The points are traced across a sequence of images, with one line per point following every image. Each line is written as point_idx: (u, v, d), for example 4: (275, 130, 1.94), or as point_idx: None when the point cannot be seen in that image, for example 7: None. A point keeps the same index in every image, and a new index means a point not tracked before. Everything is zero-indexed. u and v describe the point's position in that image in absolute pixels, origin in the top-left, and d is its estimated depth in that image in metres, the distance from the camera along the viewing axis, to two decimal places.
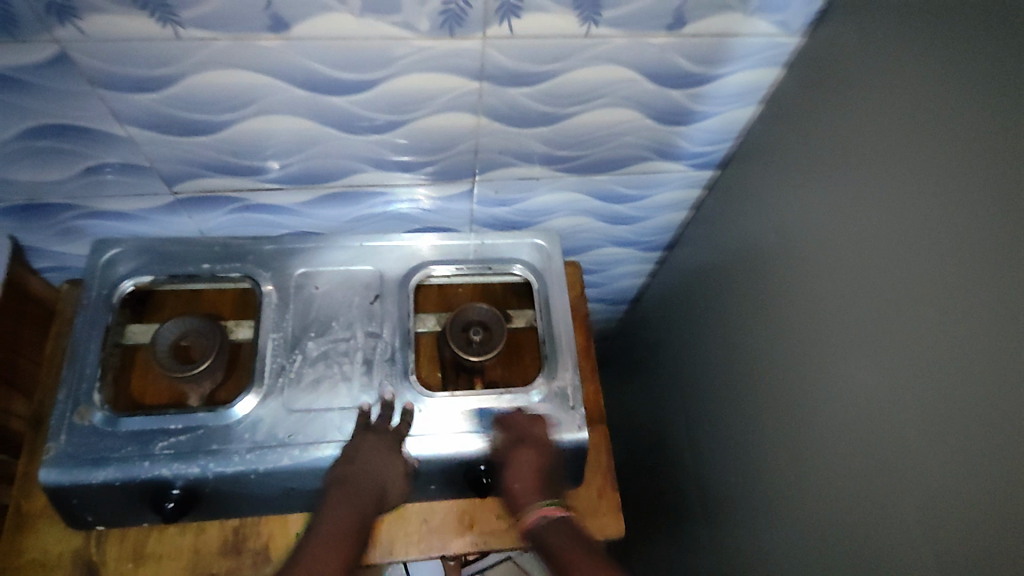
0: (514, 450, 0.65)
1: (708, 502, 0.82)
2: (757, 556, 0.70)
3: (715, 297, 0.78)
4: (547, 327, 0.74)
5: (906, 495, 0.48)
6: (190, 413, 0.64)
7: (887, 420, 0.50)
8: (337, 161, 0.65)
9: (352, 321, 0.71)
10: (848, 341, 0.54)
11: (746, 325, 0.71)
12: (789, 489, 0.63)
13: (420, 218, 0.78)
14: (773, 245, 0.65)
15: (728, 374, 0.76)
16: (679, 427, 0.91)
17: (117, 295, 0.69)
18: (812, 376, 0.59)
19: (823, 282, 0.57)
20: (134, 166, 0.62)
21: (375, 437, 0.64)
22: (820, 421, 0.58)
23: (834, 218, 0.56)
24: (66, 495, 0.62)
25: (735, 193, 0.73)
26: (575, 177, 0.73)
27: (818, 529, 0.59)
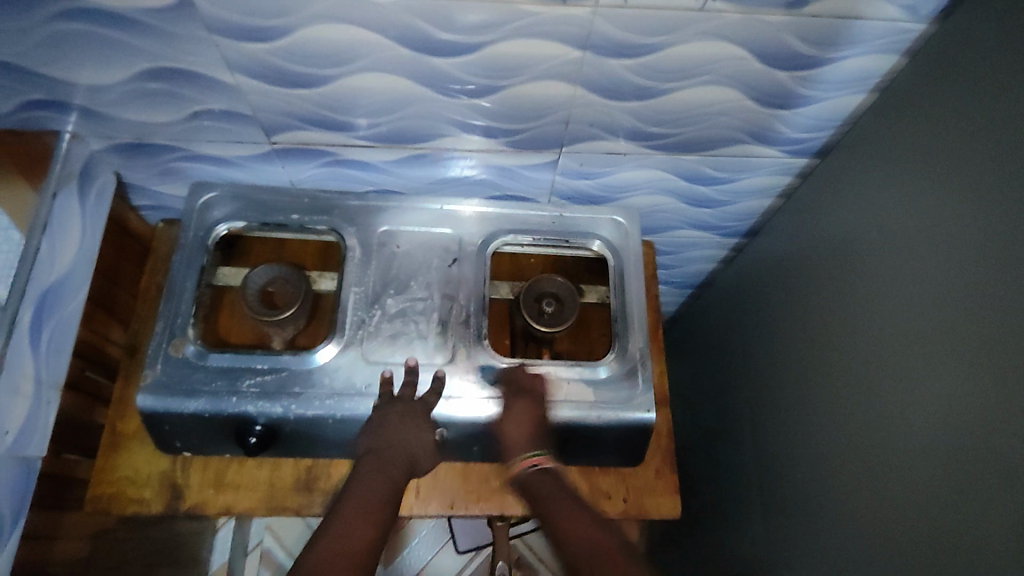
0: (512, 400, 0.66)
1: (748, 491, 0.83)
2: (792, 547, 0.71)
3: (783, 288, 0.78)
4: (619, 304, 0.74)
5: (950, 497, 0.49)
6: (276, 355, 0.68)
7: (948, 436, 0.50)
8: (429, 123, 0.66)
9: (430, 282, 0.72)
10: (909, 359, 0.54)
11: (806, 330, 0.71)
12: (826, 495, 0.65)
13: (502, 185, 0.78)
14: (846, 253, 0.65)
15: (780, 377, 0.76)
16: (727, 420, 0.91)
17: (212, 238, 0.73)
18: (864, 389, 0.60)
19: (891, 297, 0.57)
20: (238, 114, 0.64)
21: (399, 408, 0.65)
22: (874, 430, 0.58)
23: (914, 234, 0.55)
24: (159, 420, 0.66)
25: (817, 194, 0.72)
26: (663, 156, 0.72)
27: (848, 541, 0.61)
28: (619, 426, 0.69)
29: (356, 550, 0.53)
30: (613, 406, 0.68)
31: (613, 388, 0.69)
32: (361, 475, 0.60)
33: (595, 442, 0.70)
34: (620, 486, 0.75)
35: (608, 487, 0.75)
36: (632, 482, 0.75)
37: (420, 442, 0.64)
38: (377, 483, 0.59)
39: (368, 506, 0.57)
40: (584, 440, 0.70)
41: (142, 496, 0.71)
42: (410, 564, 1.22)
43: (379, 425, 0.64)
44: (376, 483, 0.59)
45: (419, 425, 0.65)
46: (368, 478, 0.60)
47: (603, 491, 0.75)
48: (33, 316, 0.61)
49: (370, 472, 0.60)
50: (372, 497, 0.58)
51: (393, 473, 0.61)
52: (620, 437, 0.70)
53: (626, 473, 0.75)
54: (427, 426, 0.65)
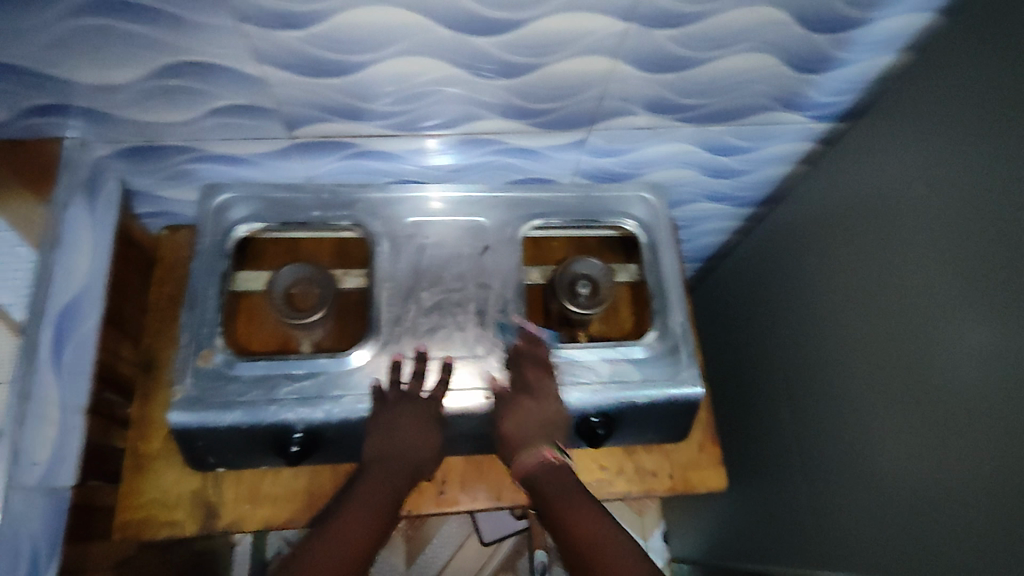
0: (517, 397, 0.63)
1: (787, 454, 0.85)
2: (839, 503, 0.73)
3: (810, 252, 0.79)
4: (656, 280, 0.73)
5: (1007, 440, 0.50)
6: (312, 359, 0.65)
7: (1000, 383, 0.51)
8: (458, 107, 0.63)
9: (464, 272, 0.70)
10: (952, 318, 0.56)
11: (836, 298, 0.73)
12: (872, 456, 0.67)
13: (526, 168, 0.76)
14: (877, 219, 0.66)
15: (813, 346, 0.78)
16: (760, 386, 0.93)
17: (229, 241, 0.69)
18: (905, 350, 0.62)
19: (929, 261, 0.59)
20: (258, 108, 0.60)
21: (410, 411, 0.61)
22: (920, 381, 0.60)
23: (949, 196, 0.57)
24: (193, 437, 0.63)
25: (841, 162, 0.73)
26: (691, 129, 0.71)
27: (899, 500, 0.63)
28: (668, 403, 0.68)
29: (347, 557, 0.53)
30: (661, 384, 0.68)
31: (659, 364, 0.69)
32: (364, 479, 0.58)
33: (644, 421, 0.70)
34: (664, 463, 0.75)
35: (653, 466, 0.74)
36: (677, 459, 0.75)
37: (428, 447, 0.61)
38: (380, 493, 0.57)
39: (368, 515, 0.56)
40: (633, 419, 0.69)
41: (174, 518, 0.68)
42: (433, 561, 1.20)
43: (389, 427, 0.61)
44: (380, 493, 0.57)
45: (429, 430, 0.62)
46: (371, 487, 0.57)
47: (649, 470, 0.74)
48: (54, 336, 0.59)
49: (376, 480, 0.58)
50: (373, 508, 0.56)
51: (397, 481, 0.59)
52: (668, 415, 0.70)
53: (669, 450, 0.75)
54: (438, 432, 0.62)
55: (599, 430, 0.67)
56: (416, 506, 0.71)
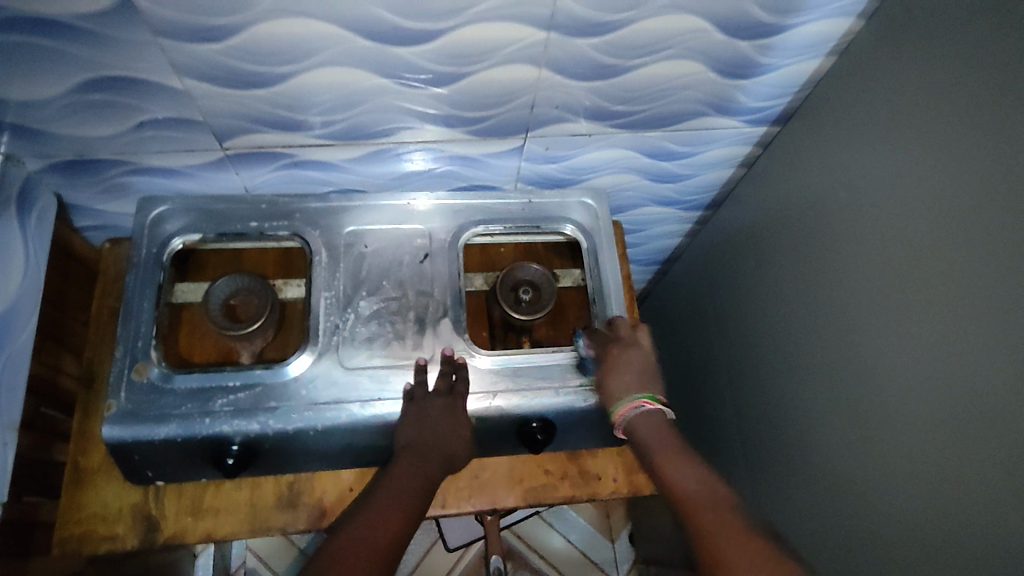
0: (606, 347, 0.68)
1: (745, 453, 0.86)
2: (795, 502, 0.74)
3: (756, 255, 0.80)
4: (597, 285, 0.74)
5: (943, 443, 0.52)
6: (247, 370, 0.65)
7: (933, 388, 0.53)
8: (390, 116, 0.64)
9: (403, 280, 0.70)
10: (906, 312, 0.55)
11: (794, 297, 0.72)
12: (834, 455, 0.66)
13: (467, 175, 0.76)
14: (827, 217, 0.65)
15: (774, 345, 0.77)
16: (716, 386, 0.94)
17: (165, 254, 0.69)
18: (860, 349, 0.61)
19: (880, 257, 0.58)
20: (186, 120, 0.60)
21: (440, 402, 0.64)
22: (865, 387, 0.61)
23: (894, 190, 0.56)
24: (129, 451, 0.62)
25: (786, 162, 0.73)
26: (628, 134, 0.72)
27: (866, 498, 0.62)
28: (608, 407, 0.69)
29: (379, 539, 0.53)
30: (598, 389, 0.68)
31: (598, 369, 0.69)
32: (399, 466, 0.60)
33: (585, 425, 0.70)
34: (609, 466, 0.75)
35: (598, 469, 0.75)
36: (622, 462, 0.75)
37: (456, 434, 0.64)
38: (416, 477, 0.60)
39: (405, 496, 0.58)
40: (573, 424, 0.70)
41: (113, 532, 0.67)
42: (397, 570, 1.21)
43: (419, 417, 0.63)
44: (415, 476, 0.60)
45: (458, 422, 0.64)
46: (404, 472, 0.60)
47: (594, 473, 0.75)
48: None
49: (410, 464, 0.61)
50: (410, 489, 0.59)
51: (429, 468, 0.61)
52: (608, 418, 0.70)
53: (614, 453, 0.76)
54: (467, 421, 0.65)
55: (539, 438, 0.66)
56: None
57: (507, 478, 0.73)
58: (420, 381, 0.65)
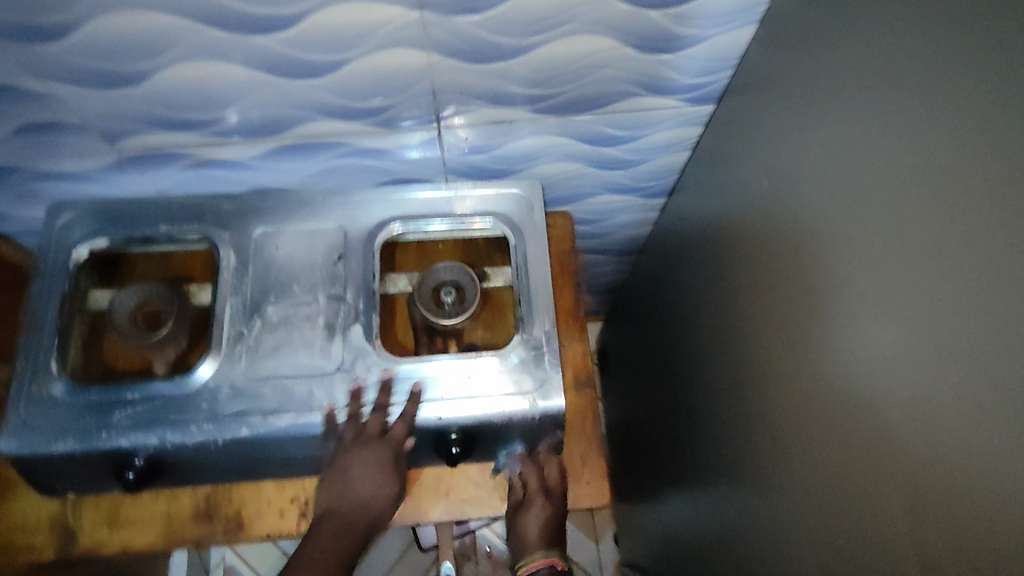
0: (535, 495, 0.66)
1: (705, 465, 0.79)
2: (741, 530, 0.65)
3: (705, 247, 0.71)
4: (523, 286, 0.68)
5: (866, 476, 0.42)
6: (148, 383, 0.62)
7: (858, 407, 0.43)
8: (279, 111, 0.59)
9: (314, 284, 0.66)
10: (866, 293, 0.42)
11: (750, 275, 0.59)
12: (771, 479, 0.57)
13: (390, 169, 0.72)
14: (786, 175, 0.52)
15: (735, 333, 0.65)
16: (684, 385, 0.86)
17: (72, 261, 0.67)
18: (792, 357, 0.52)
19: (838, 222, 0.45)
20: (66, 124, 0.58)
21: (371, 454, 0.62)
22: (797, 402, 0.52)
23: (860, 135, 0.43)
24: (30, 465, 0.61)
25: (743, 114, 0.61)
26: (554, 118, 0.66)
27: (816, 524, 0.49)
28: (532, 418, 0.63)
29: None
30: (517, 400, 0.63)
31: (521, 378, 0.64)
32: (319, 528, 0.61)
33: (506, 439, 0.66)
34: None
35: None
36: None
37: (375, 497, 0.63)
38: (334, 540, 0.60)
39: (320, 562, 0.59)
40: (493, 438, 0.65)
41: (31, 543, 0.66)
42: None
43: (344, 473, 0.63)
44: (331, 542, 0.60)
45: (389, 477, 0.64)
46: (321, 537, 0.60)
47: None
48: None
49: (329, 527, 0.61)
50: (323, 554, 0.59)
51: (349, 529, 0.61)
52: (530, 430, 0.65)
53: None
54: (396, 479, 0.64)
55: (456, 449, 0.64)
56: (279, 528, 0.67)
57: (433, 490, 0.69)
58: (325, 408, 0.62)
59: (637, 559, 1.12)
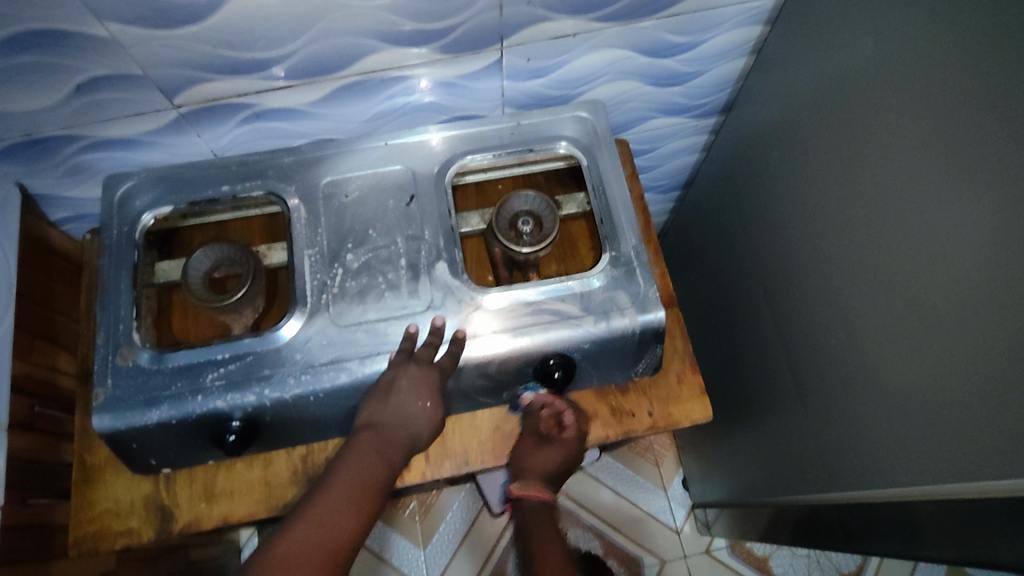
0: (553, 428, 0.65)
1: (783, 380, 0.79)
2: (835, 424, 0.69)
3: (767, 166, 0.76)
4: (602, 205, 0.66)
5: (944, 329, 0.51)
6: (237, 341, 0.60)
7: (932, 274, 0.51)
8: (344, 43, 0.58)
9: (390, 227, 0.65)
10: (972, 184, 0.47)
11: (843, 192, 0.62)
12: (850, 365, 0.64)
13: (448, 106, 0.70)
14: (885, 86, 0.55)
15: (818, 256, 0.68)
16: (751, 306, 0.85)
17: (138, 231, 0.65)
18: (862, 251, 0.60)
19: (959, 115, 0.48)
20: (126, 76, 0.56)
21: (415, 370, 0.58)
22: (869, 288, 0.60)
23: (958, 43, 0.48)
24: (125, 440, 0.58)
25: (827, 19, 0.62)
26: (616, 29, 0.64)
27: (927, 406, 0.54)
28: (633, 335, 0.61)
29: (333, 545, 0.50)
30: (614, 316, 0.61)
31: (616, 295, 0.62)
32: (355, 450, 0.57)
33: (603, 360, 0.64)
34: (644, 400, 0.68)
35: (632, 405, 0.68)
36: (655, 395, 0.68)
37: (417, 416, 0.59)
38: (373, 461, 0.57)
39: (357, 484, 0.55)
40: (591, 361, 0.63)
41: (129, 526, 0.64)
42: (445, 539, 1.20)
43: (389, 390, 0.58)
44: (368, 461, 0.57)
45: (430, 393, 0.59)
46: (360, 457, 0.56)
47: (627, 410, 0.68)
48: None
49: (369, 449, 0.57)
50: (362, 477, 0.55)
51: (386, 454, 0.58)
52: (629, 348, 0.63)
53: (646, 385, 0.69)
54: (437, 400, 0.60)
55: (558, 374, 0.62)
56: None
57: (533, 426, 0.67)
58: (426, 343, 0.59)
59: (711, 498, 1.11)
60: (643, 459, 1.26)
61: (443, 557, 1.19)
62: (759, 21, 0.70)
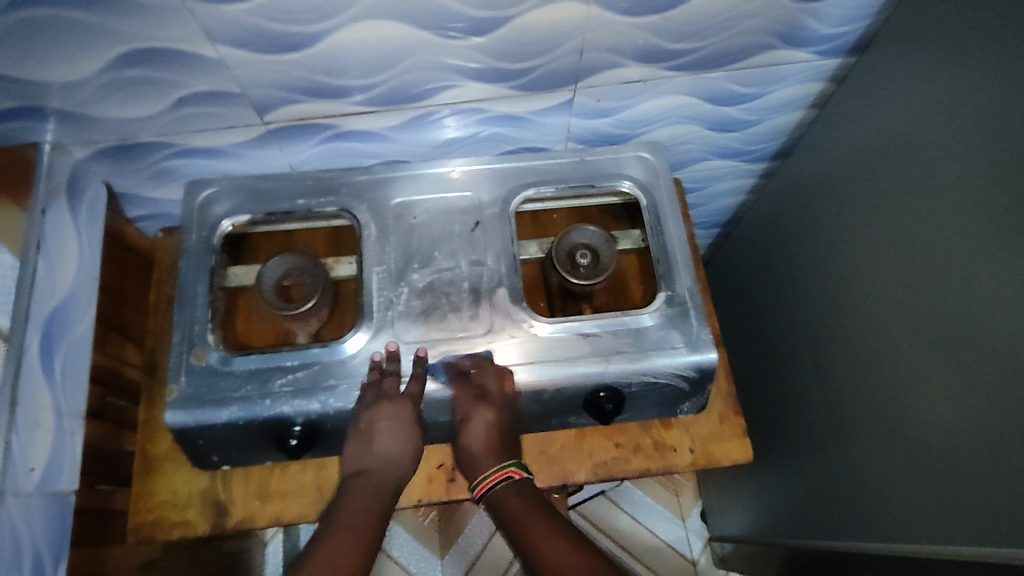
0: (475, 405, 0.62)
1: (812, 424, 0.81)
2: (861, 474, 0.70)
3: (813, 215, 0.78)
4: (659, 244, 0.69)
5: (972, 392, 0.53)
6: (304, 350, 0.63)
7: (963, 338, 0.54)
8: (429, 75, 0.60)
9: (455, 251, 0.68)
10: (1005, 257, 0.50)
11: (881, 257, 0.65)
12: (879, 417, 0.66)
13: (516, 137, 0.73)
14: (930, 155, 0.58)
15: (854, 307, 0.70)
16: (789, 349, 0.86)
17: (216, 236, 0.68)
18: (896, 308, 0.63)
19: (999, 192, 0.51)
20: (226, 94, 0.59)
21: (388, 405, 0.59)
22: (901, 344, 0.62)
23: (1000, 123, 0.51)
24: (193, 436, 0.61)
25: (889, 87, 0.64)
26: (686, 77, 0.67)
27: (952, 463, 0.56)
28: (684, 373, 0.64)
29: None
30: (668, 353, 0.63)
31: (670, 334, 0.64)
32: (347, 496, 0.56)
33: (652, 396, 0.66)
34: (685, 437, 0.70)
35: (673, 441, 0.70)
36: (696, 432, 0.70)
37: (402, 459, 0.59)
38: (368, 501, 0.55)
39: (355, 522, 0.53)
40: (641, 396, 0.66)
41: (185, 518, 0.67)
42: (464, 551, 1.23)
43: (369, 433, 0.59)
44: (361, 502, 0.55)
45: (408, 428, 0.59)
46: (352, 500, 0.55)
47: (669, 446, 0.70)
48: (43, 341, 0.57)
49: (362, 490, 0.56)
50: (359, 515, 0.54)
51: (380, 496, 0.56)
52: (678, 386, 0.65)
53: (688, 422, 0.71)
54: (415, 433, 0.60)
55: (608, 405, 0.64)
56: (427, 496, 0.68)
57: (576, 452, 0.70)
58: (410, 369, 0.62)
59: (730, 533, 1.12)
60: (664, 487, 1.27)
61: (460, 569, 1.21)
62: (822, 78, 0.73)
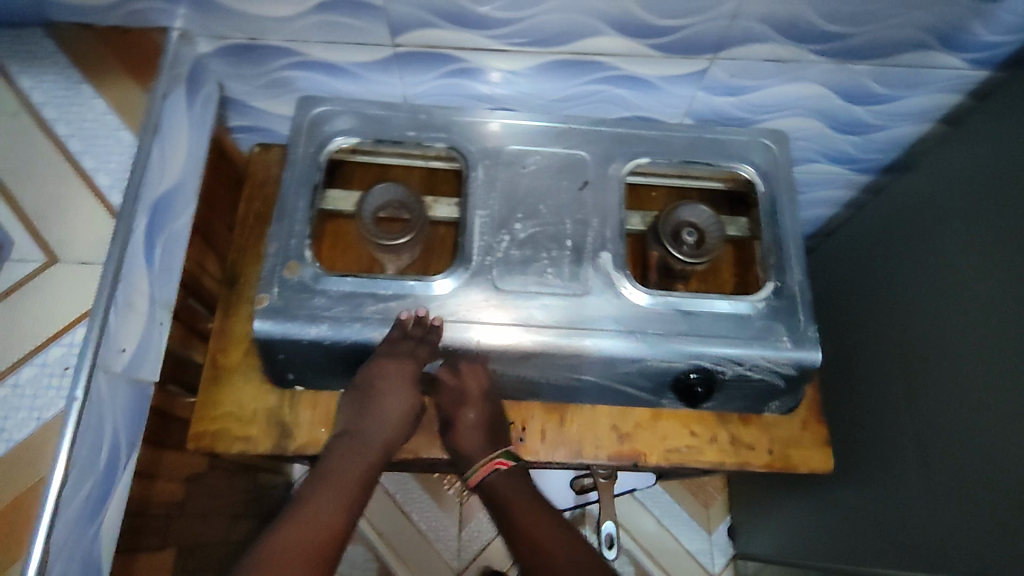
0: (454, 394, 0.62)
1: (869, 447, 0.78)
2: (920, 503, 0.67)
3: (915, 230, 0.75)
4: (772, 233, 0.66)
5: None
6: (399, 280, 0.61)
7: None
8: (574, 18, 0.58)
9: (561, 207, 0.66)
10: None
11: (995, 279, 0.61)
12: (955, 446, 0.63)
13: (635, 103, 0.71)
14: None
15: (945, 330, 0.67)
16: (852, 367, 0.83)
17: (322, 154, 0.67)
18: (1002, 334, 0.59)
19: None
20: (366, 5, 0.57)
21: (399, 362, 0.58)
22: (1003, 373, 0.58)
23: None
24: (276, 348, 0.60)
25: None
26: (828, 64, 0.64)
27: None
28: (782, 370, 0.61)
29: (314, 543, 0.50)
30: (772, 346, 0.60)
31: (775, 325, 0.61)
32: (337, 454, 0.58)
33: (742, 387, 0.64)
34: (764, 436, 0.68)
35: (752, 439, 0.68)
36: (776, 434, 0.68)
37: (397, 420, 0.60)
38: (354, 463, 0.57)
39: (347, 487, 0.55)
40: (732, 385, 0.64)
41: (248, 433, 0.65)
42: (481, 526, 1.21)
43: (373, 391, 0.59)
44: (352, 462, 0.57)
45: (408, 389, 0.59)
46: (341, 458, 0.58)
47: (747, 443, 0.68)
48: (146, 227, 0.57)
49: (351, 451, 0.58)
50: (349, 478, 0.56)
51: (365, 456, 0.58)
52: (772, 381, 0.62)
53: (770, 422, 0.68)
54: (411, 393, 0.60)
55: (699, 389, 0.62)
56: None
57: (650, 434, 0.68)
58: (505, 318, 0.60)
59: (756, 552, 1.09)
60: (694, 497, 1.24)
61: (475, 544, 1.20)
62: (962, 90, 0.70)
